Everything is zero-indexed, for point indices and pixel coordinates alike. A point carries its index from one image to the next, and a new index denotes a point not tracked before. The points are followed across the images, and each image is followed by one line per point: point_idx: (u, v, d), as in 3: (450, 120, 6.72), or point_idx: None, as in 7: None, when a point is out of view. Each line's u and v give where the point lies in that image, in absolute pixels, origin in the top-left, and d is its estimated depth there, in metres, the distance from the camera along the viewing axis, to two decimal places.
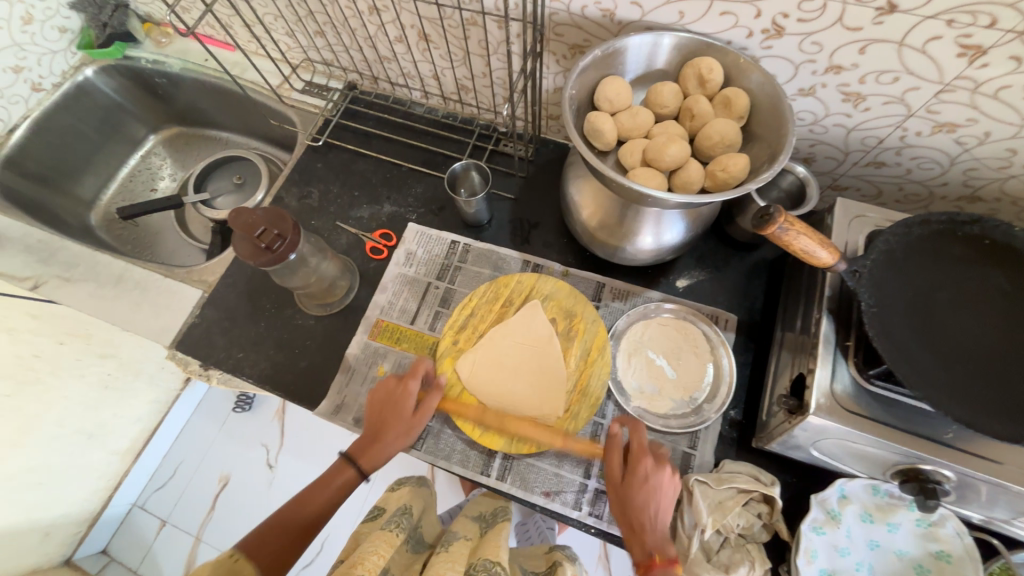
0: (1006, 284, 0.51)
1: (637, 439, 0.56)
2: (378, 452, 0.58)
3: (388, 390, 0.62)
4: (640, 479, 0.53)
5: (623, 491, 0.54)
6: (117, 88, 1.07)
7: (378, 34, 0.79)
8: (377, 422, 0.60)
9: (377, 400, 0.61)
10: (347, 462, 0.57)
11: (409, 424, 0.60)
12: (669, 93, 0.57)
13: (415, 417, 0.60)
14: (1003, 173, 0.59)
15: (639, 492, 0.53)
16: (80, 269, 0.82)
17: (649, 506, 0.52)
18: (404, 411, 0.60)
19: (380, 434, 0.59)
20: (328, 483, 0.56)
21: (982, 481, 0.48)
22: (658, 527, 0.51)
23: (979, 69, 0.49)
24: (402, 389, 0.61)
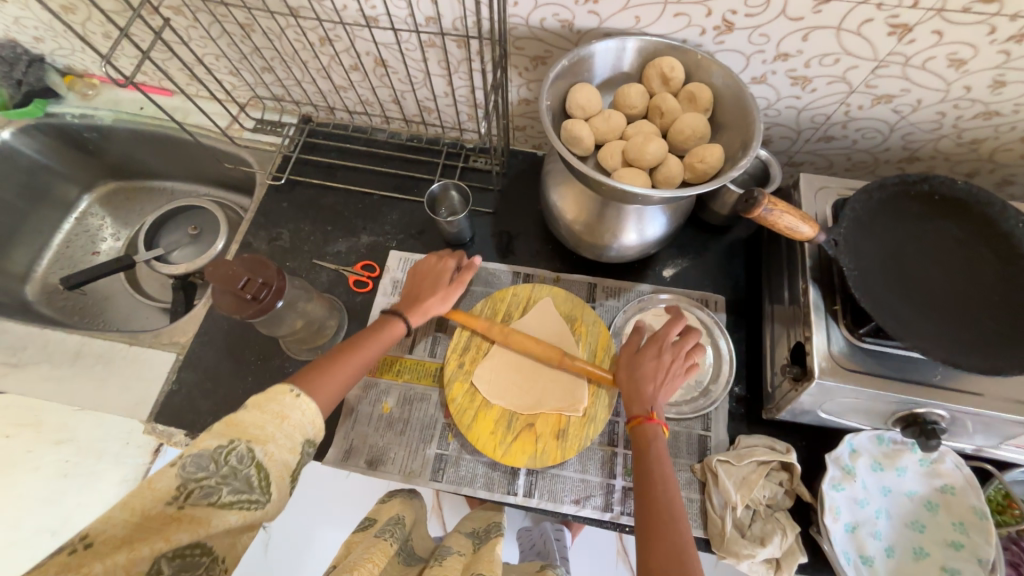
0: (958, 232, 0.56)
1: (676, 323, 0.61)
2: (422, 309, 0.62)
3: (430, 265, 0.67)
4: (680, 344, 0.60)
5: (636, 351, 0.60)
6: (39, 147, 0.97)
7: (331, 64, 0.77)
8: (416, 289, 0.64)
9: (420, 271, 0.66)
10: (391, 317, 0.61)
11: (447, 289, 0.65)
12: (637, 94, 0.59)
13: (453, 284, 0.65)
14: (935, 134, 0.65)
15: (656, 350, 0.59)
16: (29, 351, 0.74)
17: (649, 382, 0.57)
18: (444, 283, 0.65)
19: (420, 296, 0.64)
20: (368, 340, 0.57)
21: (972, 414, 0.52)
22: (658, 394, 0.57)
23: (907, 45, 0.54)
24: (447, 264, 0.66)
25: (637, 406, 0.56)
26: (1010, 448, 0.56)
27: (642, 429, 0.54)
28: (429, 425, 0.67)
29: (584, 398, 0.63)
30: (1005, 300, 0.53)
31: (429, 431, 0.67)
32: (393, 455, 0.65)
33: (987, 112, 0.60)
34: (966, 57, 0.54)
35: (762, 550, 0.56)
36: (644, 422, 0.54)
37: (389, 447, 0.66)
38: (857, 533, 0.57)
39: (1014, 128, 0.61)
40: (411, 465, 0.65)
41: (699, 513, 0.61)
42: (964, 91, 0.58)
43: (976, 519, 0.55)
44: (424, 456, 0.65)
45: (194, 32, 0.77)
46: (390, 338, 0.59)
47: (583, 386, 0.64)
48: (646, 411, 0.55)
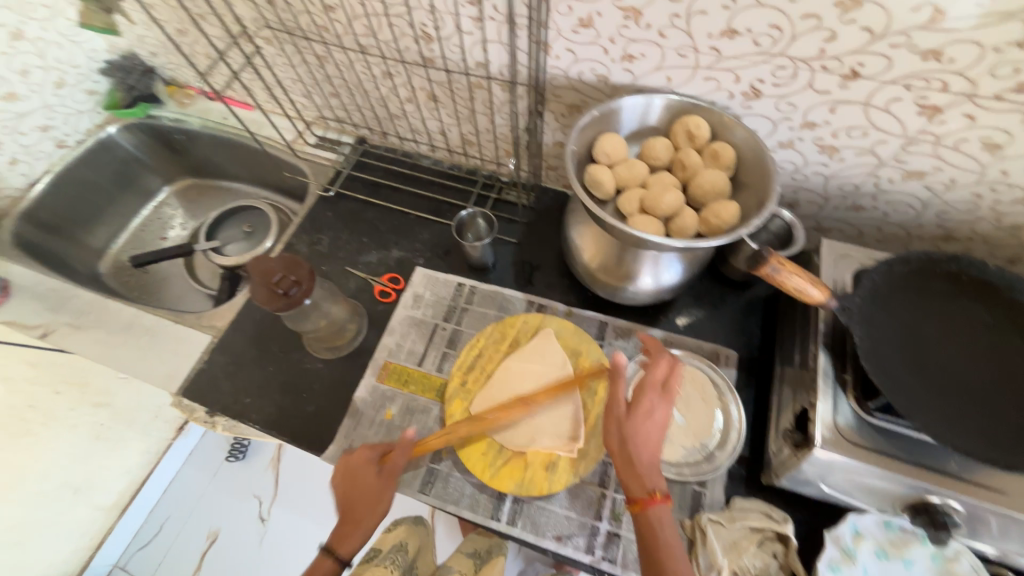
0: (987, 317, 0.54)
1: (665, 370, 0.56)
2: (357, 538, 0.56)
3: (354, 466, 0.60)
4: (661, 399, 0.54)
5: (626, 428, 0.53)
6: (137, 143, 1.12)
7: (390, 95, 0.86)
8: (351, 502, 0.58)
9: (354, 473, 0.60)
10: (331, 557, 0.54)
11: (387, 492, 0.59)
12: (661, 147, 0.62)
13: (385, 478, 0.60)
14: (972, 215, 0.64)
15: (644, 423, 0.53)
16: (90, 316, 0.83)
17: (643, 454, 0.52)
18: (383, 486, 0.59)
19: (353, 514, 0.57)
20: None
21: (991, 513, 0.48)
22: (654, 459, 0.52)
23: (938, 125, 0.55)
24: (364, 467, 0.60)
25: (635, 484, 0.51)
26: None
27: (645, 514, 0.50)
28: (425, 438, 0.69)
29: (579, 433, 0.63)
30: None
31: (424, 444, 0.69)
32: None
33: None
34: (1002, 143, 0.54)
35: None
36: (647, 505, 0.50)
37: None
38: None
39: None
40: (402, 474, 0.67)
41: None
42: (1001, 175, 0.57)
43: None
44: (417, 466, 0.67)
45: (278, 60, 0.88)
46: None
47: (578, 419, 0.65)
48: (646, 489, 0.51)
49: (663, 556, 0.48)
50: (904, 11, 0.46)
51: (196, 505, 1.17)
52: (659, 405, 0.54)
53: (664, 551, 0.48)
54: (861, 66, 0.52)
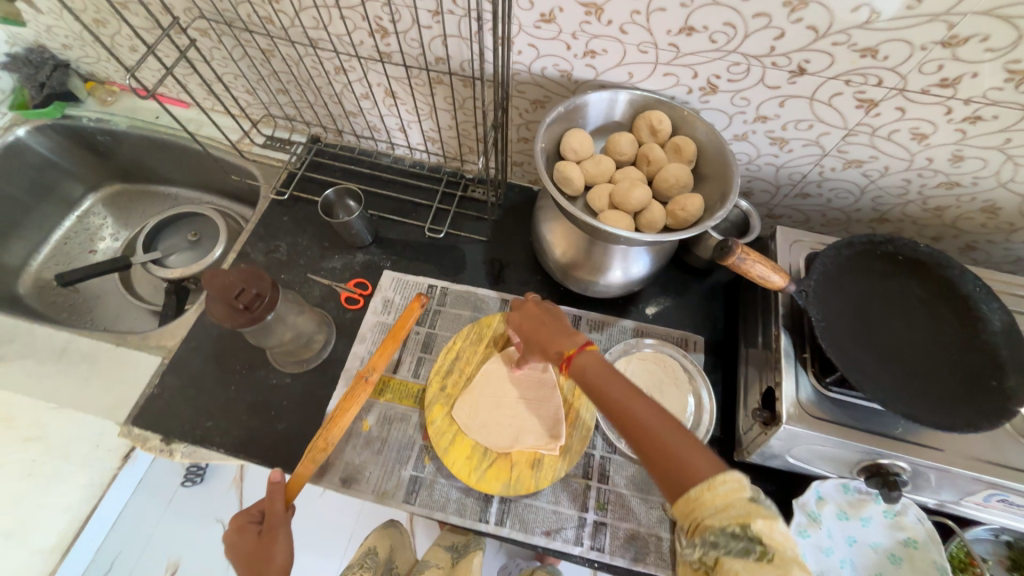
0: (920, 291, 0.60)
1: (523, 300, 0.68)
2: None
3: (239, 536, 0.55)
4: (540, 307, 0.63)
5: (539, 317, 0.62)
6: (53, 147, 1.00)
7: (344, 91, 0.82)
8: (248, 567, 0.52)
9: (237, 548, 0.54)
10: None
11: (275, 537, 0.54)
12: (626, 142, 0.63)
13: (270, 520, 0.55)
14: (903, 199, 0.70)
15: (551, 316, 0.62)
16: (14, 345, 0.75)
17: (558, 324, 0.60)
18: (267, 533, 0.54)
19: (268, 556, 0.53)
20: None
21: (932, 468, 0.54)
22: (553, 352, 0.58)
23: (874, 117, 0.59)
24: (242, 532, 0.55)
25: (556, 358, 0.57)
26: (969, 504, 0.58)
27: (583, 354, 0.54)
28: (406, 446, 0.67)
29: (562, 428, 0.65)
30: (964, 360, 0.55)
31: (405, 453, 0.67)
32: (366, 475, 0.66)
33: (948, 182, 0.65)
34: (927, 133, 0.59)
35: None
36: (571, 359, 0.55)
37: (364, 465, 0.66)
38: None
39: (974, 199, 0.66)
40: (384, 486, 0.65)
41: (668, 552, 0.62)
42: (927, 162, 0.63)
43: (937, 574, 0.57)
44: (399, 477, 0.66)
45: (217, 53, 0.81)
46: None
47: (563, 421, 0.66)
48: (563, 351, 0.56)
49: (663, 447, 0.43)
50: (845, 11, 0.49)
51: (150, 535, 1.09)
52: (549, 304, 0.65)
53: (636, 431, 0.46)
54: (807, 63, 0.55)
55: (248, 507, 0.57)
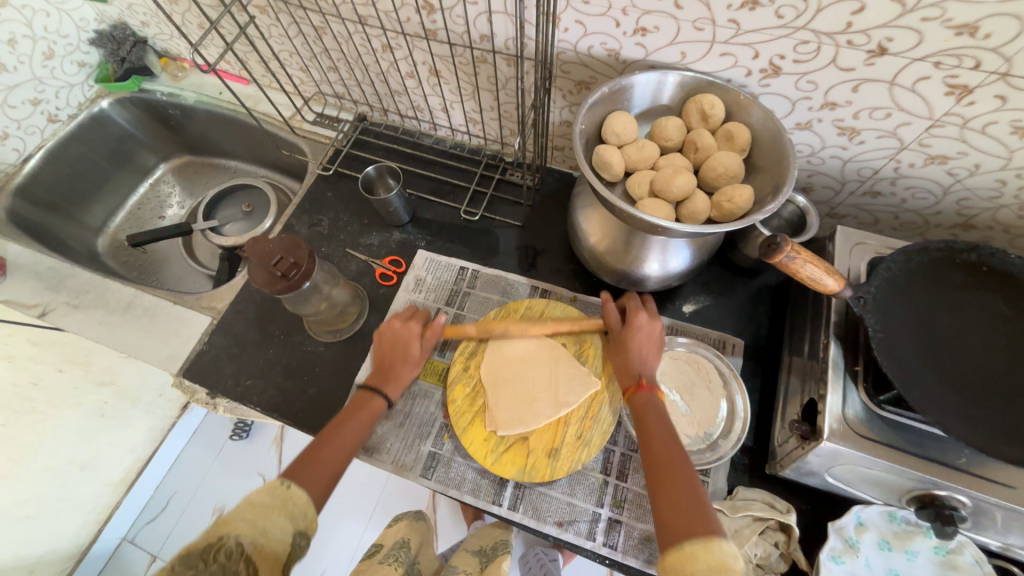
0: (1005, 309, 0.53)
1: (636, 301, 0.64)
2: (396, 380, 0.63)
3: (395, 331, 0.66)
4: (628, 330, 0.61)
5: (618, 339, 0.62)
6: (131, 118, 1.09)
7: (390, 69, 0.82)
8: (388, 361, 0.64)
9: (385, 338, 0.65)
10: (369, 394, 0.61)
11: (415, 351, 0.65)
12: (674, 127, 0.60)
13: (422, 342, 0.66)
14: (994, 203, 0.61)
15: (623, 346, 0.61)
16: (89, 296, 0.83)
17: (630, 355, 0.60)
18: (412, 347, 0.65)
19: (409, 349, 0.65)
20: (355, 411, 0.59)
21: (998, 507, 0.48)
22: (643, 358, 0.60)
23: (966, 106, 0.52)
24: (397, 329, 0.66)
25: (626, 375, 0.60)
26: None
27: (637, 400, 0.57)
28: (427, 422, 0.69)
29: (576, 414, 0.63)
30: None
31: (426, 428, 0.68)
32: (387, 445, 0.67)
33: None
34: None
35: None
36: (635, 390, 0.57)
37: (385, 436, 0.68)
38: None
39: None
40: (403, 458, 0.67)
41: None
42: None
43: None
44: (418, 451, 0.67)
45: (274, 31, 0.84)
46: (371, 415, 0.60)
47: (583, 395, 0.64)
48: (635, 378, 0.59)
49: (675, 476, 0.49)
50: None
51: (202, 480, 1.18)
52: (646, 323, 0.62)
53: (665, 461, 0.51)
54: (890, 42, 0.49)
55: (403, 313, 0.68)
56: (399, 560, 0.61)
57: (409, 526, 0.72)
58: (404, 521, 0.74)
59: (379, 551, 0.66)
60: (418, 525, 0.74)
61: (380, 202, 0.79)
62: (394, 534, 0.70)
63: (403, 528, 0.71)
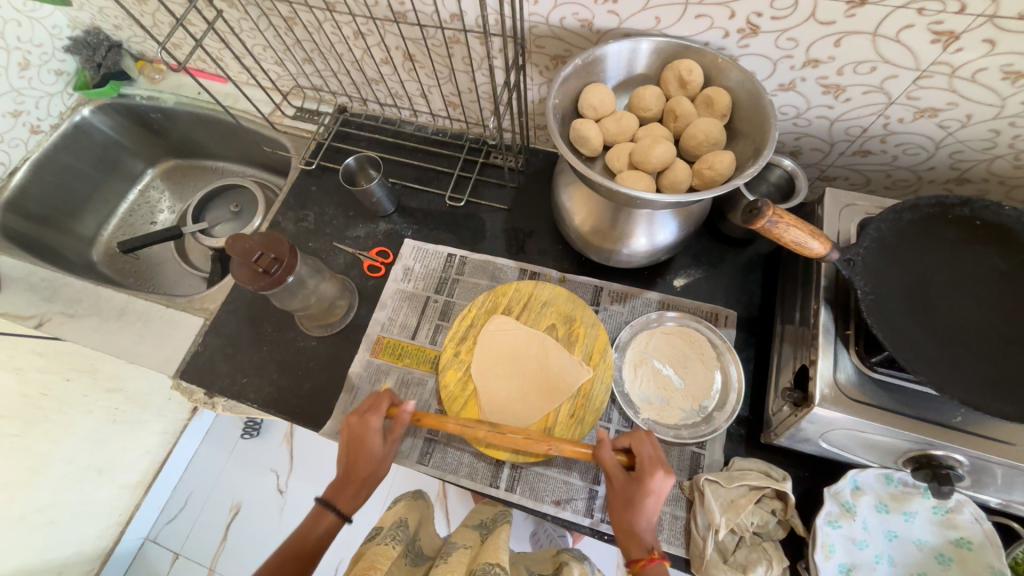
0: (1000, 263, 0.51)
1: (649, 450, 0.54)
2: (356, 493, 0.56)
3: (358, 425, 0.58)
4: (638, 487, 0.52)
5: (623, 497, 0.52)
6: (113, 125, 1.09)
7: (364, 57, 0.81)
8: (349, 465, 0.57)
9: (346, 442, 0.58)
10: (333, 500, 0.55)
11: (381, 456, 0.57)
12: (652, 97, 0.58)
13: (387, 442, 0.58)
14: (989, 154, 0.59)
15: (630, 509, 0.51)
16: (83, 304, 0.84)
17: (637, 520, 0.51)
18: (373, 446, 0.57)
19: (362, 476, 0.56)
20: (301, 545, 0.51)
21: (996, 464, 0.47)
22: (650, 522, 0.51)
23: (954, 54, 0.50)
24: (352, 439, 0.57)
25: (634, 544, 0.50)
26: None
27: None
28: (422, 410, 0.69)
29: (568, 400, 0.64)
30: None
31: (421, 416, 0.69)
32: None
33: None
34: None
35: None
36: (644, 563, 0.49)
37: None
38: None
39: None
40: (400, 446, 0.67)
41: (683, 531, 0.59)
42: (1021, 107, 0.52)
43: None
44: (414, 439, 0.67)
45: (244, 25, 0.83)
46: (327, 534, 0.53)
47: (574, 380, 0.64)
48: (644, 549, 0.50)
49: None
50: None
51: (216, 479, 1.19)
52: (661, 482, 0.51)
53: None
54: None
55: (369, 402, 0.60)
56: (395, 540, 0.56)
57: (407, 505, 0.66)
58: (403, 502, 0.68)
59: (378, 533, 0.60)
60: (418, 504, 0.69)
61: (363, 193, 0.78)
62: (393, 515, 0.64)
63: (401, 507, 0.66)
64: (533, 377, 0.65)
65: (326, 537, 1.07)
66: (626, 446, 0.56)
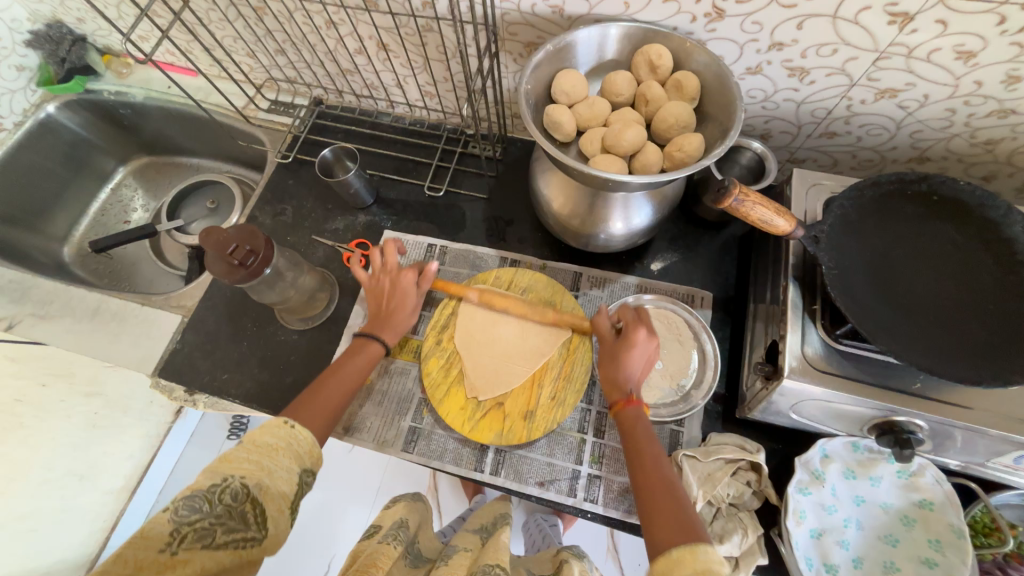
0: (956, 235, 0.53)
1: (632, 314, 0.60)
2: (393, 329, 0.66)
3: (386, 268, 0.68)
4: (625, 344, 0.58)
5: (610, 353, 0.59)
6: (81, 122, 1.06)
7: (337, 47, 0.80)
8: (386, 308, 0.66)
9: (378, 289, 0.67)
10: (368, 338, 0.64)
11: (413, 304, 0.67)
12: (623, 81, 0.59)
13: (417, 292, 0.67)
14: (946, 133, 0.61)
15: (615, 363, 0.58)
16: (55, 305, 0.82)
17: (621, 371, 0.57)
18: (410, 294, 0.66)
19: (392, 311, 0.66)
20: (339, 367, 0.60)
21: (953, 426, 0.50)
22: (636, 372, 0.57)
23: (909, 35, 0.51)
24: (376, 280, 0.67)
25: (613, 386, 0.58)
26: (998, 467, 0.54)
27: (626, 415, 0.55)
28: (406, 398, 0.70)
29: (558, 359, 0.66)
30: (1000, 308, 0.50)
31: (405, 404, 0.69)
32: (368, 425, 0.68)
33: (1001, 109, 0.56)
34: (975, 50, 0.51)
35: (718, 547, 0.55)
36: (625, 404, 0.56)
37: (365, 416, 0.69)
38: (822, 540, 0.55)
39: None
40: (384, 435, 0.68)
41: None
42: (974, 86, 0.55)
43: (953, 538, 0.53)
44: (398, 428, 0.68)
45: (213, 15, 0.82)
46: (365, 364, 0.62)
47: (557, 351, 0.67)
48: (625, 391, 0.56)
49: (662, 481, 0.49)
50: None
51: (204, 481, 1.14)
52: (644, 342, 0.57)
53: (651, 471, 0.50)
54: None
55: (391, 265, 0.68)
56: (396, 541, 0.56)
57: (407, 506, 0.66)
58: (402, 503, 0.68)
59: (375, 533, 0.60)
60: (417, 506, 0.69)
61: (341, 185, 0.77)
62: (393, 514, 0.64)
63: (401, 508, 0.66)
64: (516, 356, 0.66)
65: (317, 532, 1.06)
66: (615, 318, 0.62)
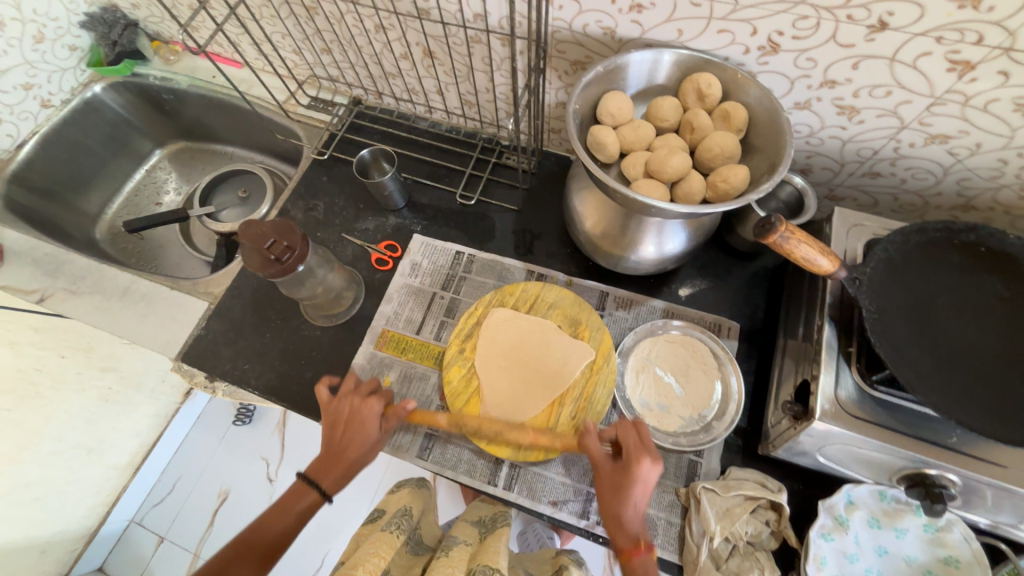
0: (1003, 289, 0.52)
1: (634, 437, 0.55)
2: (339, 475, 0.58)
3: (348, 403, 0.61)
4: (626, 475, 0.52)
5: (611, 486, 0.53)
6: (125, 104, 1.08)
7: (384, 51, 0.81)
8: (339, 441, 0.59)
9: (337, 415, 0.61)
10: (308, 484, 0.57)
11: (370, 431, 0.59)
12: (670, 107, 0.59)
13: (379, 426, 0.60)
14: (995, 183, 0.61)
15: (618, 498, 0.52)
16: (87, 282, 0.83)
17: (625, 510, 0.52)
18: (368, 427, 0.59)
19: (342, 450, 0.58)
20: (284, 510, 0.56)
21: (988, 485, 0.48)
22: (637, 511, 0.52)
23: (968, 83, 0.51)
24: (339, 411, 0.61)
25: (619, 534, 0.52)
26: None
27: (632, 567, 0.51)
28: (424, 405, 0.69)
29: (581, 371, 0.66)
30: None
31: (422, 411, 0.69)
32: None
33: None
34: None
35: None
36: (632, 557, 0.51)
37: None
38: None
39: None
40: (400, 440, 0.67)
41: (677, 537, 0.60)
42: None
43: None
44: (415, 433, 0.68)
45: (265, 12, 0.83)
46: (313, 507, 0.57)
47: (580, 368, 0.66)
48: (630, 539, 0.51)
49: None
50: None
51: (206, 466, 1.16)
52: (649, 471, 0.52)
53: None
54: (891, 16, 0.48)
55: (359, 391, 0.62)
56: (399, 530, 0.55)
57: (412, 493, 0.64)
58: (407, 488, 0.67)
59: (381, 518, 0.60)
60: (420, 492, 0.67)
61: (376, 186, 0.78)
62: (397, 501, 0.63)
63: (404, 494, 0.64)
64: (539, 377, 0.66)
65: (309, 527, 1.06)
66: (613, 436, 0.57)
